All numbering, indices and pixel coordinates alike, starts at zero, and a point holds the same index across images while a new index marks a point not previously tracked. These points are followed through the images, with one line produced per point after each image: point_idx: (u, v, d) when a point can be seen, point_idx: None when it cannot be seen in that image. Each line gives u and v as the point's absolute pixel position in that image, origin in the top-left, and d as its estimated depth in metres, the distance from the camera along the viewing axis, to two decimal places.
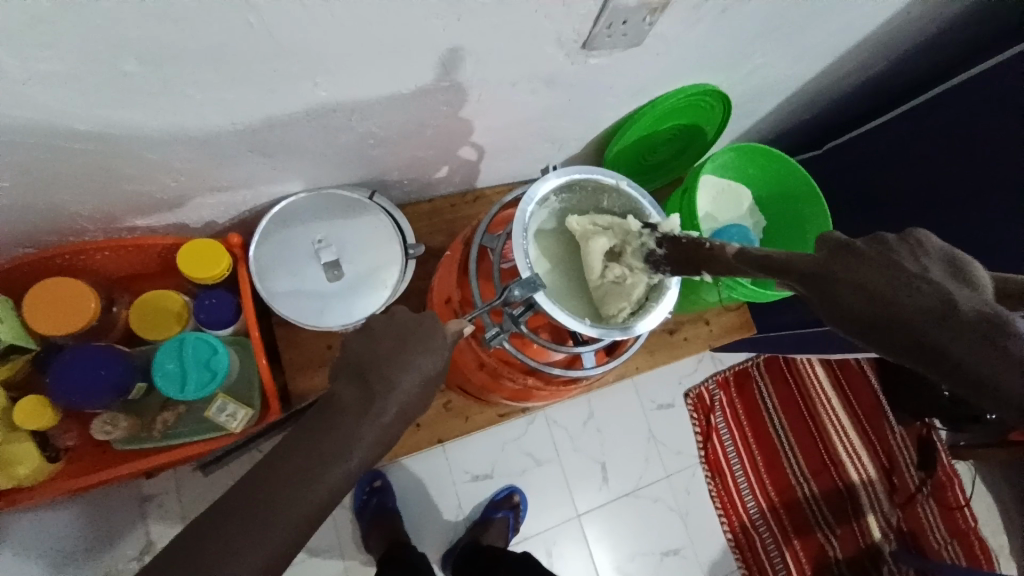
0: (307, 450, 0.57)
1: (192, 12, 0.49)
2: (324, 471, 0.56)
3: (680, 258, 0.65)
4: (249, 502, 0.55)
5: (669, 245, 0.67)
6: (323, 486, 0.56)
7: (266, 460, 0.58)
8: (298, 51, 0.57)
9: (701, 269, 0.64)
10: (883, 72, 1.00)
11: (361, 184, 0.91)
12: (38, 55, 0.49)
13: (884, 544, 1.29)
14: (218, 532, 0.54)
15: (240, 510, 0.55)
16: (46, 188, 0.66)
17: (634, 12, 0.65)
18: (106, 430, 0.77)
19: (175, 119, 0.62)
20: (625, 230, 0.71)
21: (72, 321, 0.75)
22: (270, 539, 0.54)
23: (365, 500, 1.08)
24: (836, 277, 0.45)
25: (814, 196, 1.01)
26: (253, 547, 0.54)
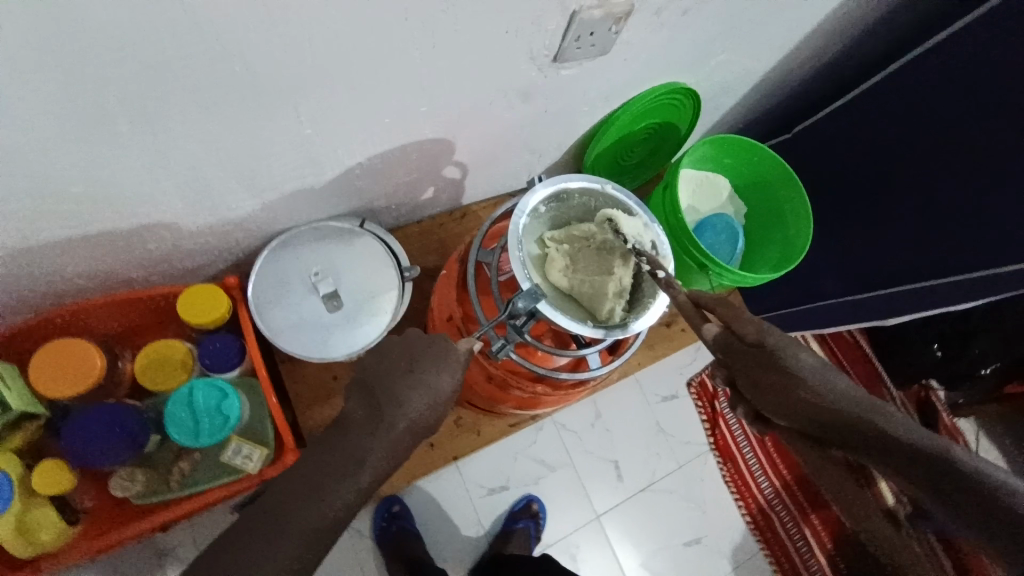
0: (322, 465, 0.57)
1: (178, 65, 0.51)
2: (339, 484, 0.56)
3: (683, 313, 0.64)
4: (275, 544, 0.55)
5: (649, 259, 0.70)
6: (342, 505, 0.57)
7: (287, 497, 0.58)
8: (280, 92, 0.59)
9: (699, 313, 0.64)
10: (841, 53, 1.04)
11: (350, 214, 0.92)
12: (30, 123, 0.50)
13: (900, 510, 1.29)
14: (242, 562, 0.55)
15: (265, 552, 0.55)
16: (43, 252, 0.67)
17: (600, 22, 0.68)
18: (125, 486, 0.77)
19: (166, 171, 0.63)
20: (602, 233, 0.73)
21: (78, 382, 0.75)
22: (293, 557, 0.55)
23: (385, 527, 1.08)
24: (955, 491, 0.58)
25: (788, 177, 1.04)
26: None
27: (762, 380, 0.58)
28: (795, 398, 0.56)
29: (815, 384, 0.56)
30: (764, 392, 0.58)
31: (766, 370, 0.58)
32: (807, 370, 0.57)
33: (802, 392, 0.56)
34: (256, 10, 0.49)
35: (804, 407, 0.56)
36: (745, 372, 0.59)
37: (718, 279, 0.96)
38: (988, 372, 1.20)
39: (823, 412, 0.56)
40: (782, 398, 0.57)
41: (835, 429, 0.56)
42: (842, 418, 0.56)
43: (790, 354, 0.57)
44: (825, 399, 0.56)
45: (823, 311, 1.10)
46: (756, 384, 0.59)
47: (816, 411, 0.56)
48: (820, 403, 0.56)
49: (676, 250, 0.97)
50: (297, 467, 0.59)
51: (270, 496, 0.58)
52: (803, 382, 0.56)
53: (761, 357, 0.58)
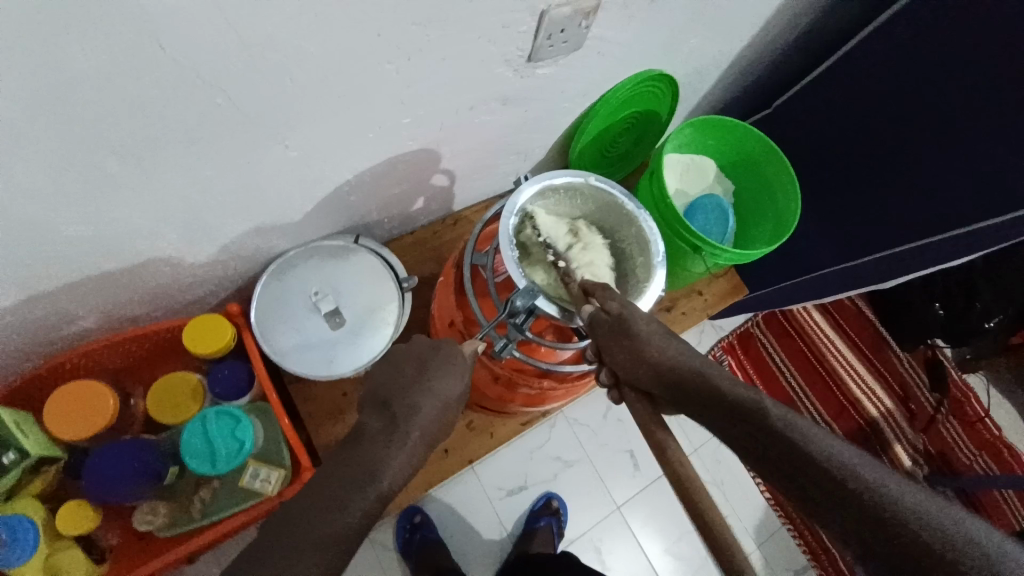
0: (340, 475, 0.57)
1: (160, 103, 0.52)
2: (359, 493, 0.56)
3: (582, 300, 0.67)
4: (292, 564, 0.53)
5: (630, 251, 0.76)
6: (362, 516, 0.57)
7: None
8: (263, 120, 0.60)
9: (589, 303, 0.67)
10: (812, 25, 1.05)
11: (344, 231, 0.94)
12: (21, 173, 0.51)
13: (917, 472, 1.30)
14: None
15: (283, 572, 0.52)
16: (45, 298, 0.68)
17: (570, 19, 0.69)
18: (149, 520, 0.79)
19: (160, 208, 0.64)
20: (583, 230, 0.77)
21: (93, 422, 0.76)
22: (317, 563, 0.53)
23: (409, 537, 1.09)
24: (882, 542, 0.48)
25: (772, 152, 1.04)
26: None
27: (622, 352, 0.61)
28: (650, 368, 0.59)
29: (666, 358, 0.59)
30: (623, 364, 0.61)
31: (623, 344, 0.60)
32: (659, 347, 0.59)
33: (654, 362, 0.59)
34: (232, 41, 0.50)
35: (657, 374, 0.59)
36: (604, 345, 0.62)
37: (713, 259, 0.96)
38: (993, 325, 1.22)
39: (672, 381, 0.58)
40: (640, 369, 0.60)
41: (684, 396, 0.57)
42: (691, 387, 0.57)
43: (641, 328, 0.60)
44: (676, 370, 0.58)
45: (817, 284, 1.09)
46: (617, 359, 0.61)
47: (666, 378, 0.58)
48: (668, 370, 0.58)
49: (669, 234, 0.98)
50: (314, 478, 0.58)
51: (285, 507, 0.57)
52: (655, 355, 0.59)
53: (615, 326, 0.61)
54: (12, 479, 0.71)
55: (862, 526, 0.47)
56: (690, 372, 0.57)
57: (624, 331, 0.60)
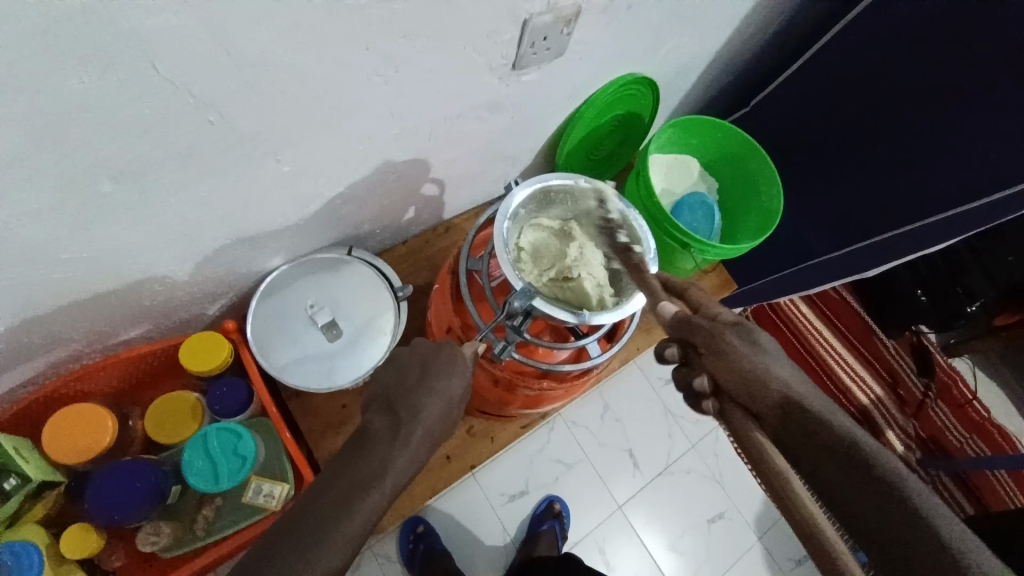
0: (344, 475, 0.58)
1: (154, 123, 0.52)
2: (363, 493, 0.57)
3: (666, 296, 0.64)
4: None
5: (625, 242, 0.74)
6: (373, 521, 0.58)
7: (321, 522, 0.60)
8: (256, 137, 0.61)
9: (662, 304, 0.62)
10: (784, 24, 1.08)
11: (337, 243, 0.94)
12: (18, 196, 0.51)
13: (909, 456, 1.34)
14: None
15: None
16: (42, 322, 0.68)
17: (552, 26, 0.71)
18: (151, 541, 0.78)
19: (156, 227, 0.65)
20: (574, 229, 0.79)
21: (92, 444, 0.76)
22: (325, 560, 0.54)
23: (413, 548, 1.09)
24: None
25: (753, 148, 1.07)
26: None
27: (741, 369, 0.54)
28: (772, 392, 0.53)
29: (791, 388, 0.54)
30: (736, 381, 0.55)
31: (744, 363, 0.54)
32: (781, 374, 0.54)
33: (779, 387, 0.53)
34: (224, 60, 0.51)
35: (778, 400, 0.53)
36: (713, 359, 0.56)
37: (701, 255, 0.99)
38: (976, 308, 1.24)
39: (798, 410, 0.53)
40: (758, 391, 0.54)
41: (804, 428, 0.52)
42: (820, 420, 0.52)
43: (764, 354, 0.55)
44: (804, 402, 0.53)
45: (808, 274, 1.09)
46: (729, 375, 0.55)
47: (789, 407, 0.53)
48: (795, 398, 0.53)
49: (657, 233, 1.00)
50: (321, 481, 0.59)
51: (293, 508, 0.58)
52: (779, 382, 0.54)
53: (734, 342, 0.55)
54: (14, 504, 0.71)
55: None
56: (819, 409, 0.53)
57: (746, 351, 0.55)
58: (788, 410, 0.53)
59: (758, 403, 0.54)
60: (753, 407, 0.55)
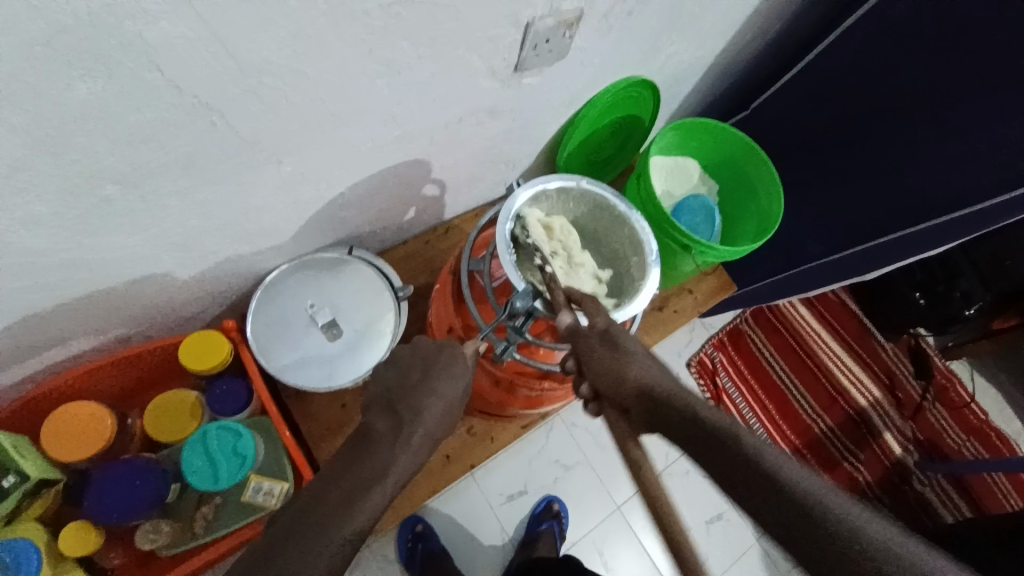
0: (344, 470, 0.59)
1: (158, 127, 0.52)
2: (365, 493, 0.58)
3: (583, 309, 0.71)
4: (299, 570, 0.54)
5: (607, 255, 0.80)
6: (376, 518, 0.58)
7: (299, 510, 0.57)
8: (259, 140, 0.61)
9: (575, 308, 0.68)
10: (785, 29, 1.08)
11: (339, 243, 0.95)
12: (20, 200, 0.51)
13: (907, 459, 1.35)
14: None
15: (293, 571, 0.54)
16: (42, 323, 0.68)
17: (554, 30, 0.71)
18: (151, 539, 0.78)
19: (158, 230, 0.65)
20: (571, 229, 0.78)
21: (92, 442, 0.76)
22: (328, 558, 0.54)
23: (412, 549, 1.08)
24: (786, 517, 0.52)
25: (754, 150, 1.07)
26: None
27: (611, 374, 0.64)
28: (634, 386, 0.63)
29: (653, 378, 0.64)
30: (610, 383, 0.65)
31: (612, 364, 0.64)
32: (642, 365, 0.64)
33: (642, 381, 0.63)
34: (229, 64, 0.51)
35: (638, 390, 0.63)
36: (591, 362, 0.66)
37: (702, 257, 0.99)
38: (974, 313, 1.22)
39: (656, 398, 0.62)
40: (627, 390, 0.64)
41: (661, 414, 0.62)
42: (677, 403, 0.61)
43: (632, 353, 0.65)
44: (660, 391, 0.63)
45: (802, 278, 1.11)
46: (605, 379, 0.65)
47: (649, 396, 0.63)
48: (649, 387, 0.63)
49: (658, 235, 1.00)
50: (323, 481, 0.59)
51: (296, 509, 0.57)
52: (643, 375, 0.63)
53: (602, 345, 0.65)
54: (10, 503, 0.70)
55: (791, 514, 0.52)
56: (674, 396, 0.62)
57: (611, 351, 0.65)
58: (648, 398, 0.63)
59: (618, 392, 0.64)
60: (618, 398, 0.65)
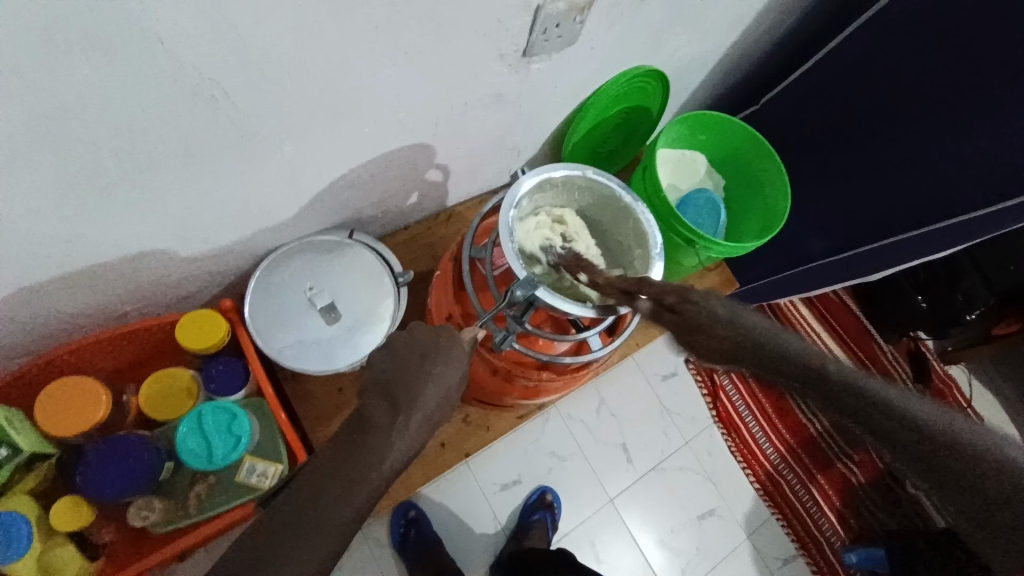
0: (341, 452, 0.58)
1: (158, 100, 0.51)
2: (361, 477, 0.57)
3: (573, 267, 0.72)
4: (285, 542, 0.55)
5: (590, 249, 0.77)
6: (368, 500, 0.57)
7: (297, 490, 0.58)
8: (260, 117, 0.60)
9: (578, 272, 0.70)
10: (799, 23, 1.07)
11: (339, 226, 0.94)
12: (14, 170, 0.50)
13: None
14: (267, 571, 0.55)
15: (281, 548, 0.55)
16: (37, 297, 0.67)
17: (564, 15, 0.70)
18: (143, 516, 0.78)
19: (157, 206, 0.64)
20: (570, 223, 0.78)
21: (86, 418, 0.76)
22: (320, 547, 0.55)
23: (404, 533, 1.09)
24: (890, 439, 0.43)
25: (762, 145, 1.06)
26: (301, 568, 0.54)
27: (694, 324, 0.48)
28: (732, 338, 0.47)
29: (762, 326, 0.47)
30: (699, 341, 0.49)
31: (691, 314, 0.49)
32: (737, 310, 0.48)
33: (743, 330, 0.46)
34: (231, 40, 0.50)
35: (740, 344, 0.46)
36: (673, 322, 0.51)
37: (705, 252, 0.98)
38: (975, 318, 1.22)
39: (766, 344, 0.46)
40: (727, 343, 0.47)
41: (758, 359, 0.46)
42: (788, 348, 0.45)
43: (722, 299, 0.49)
44: (768, 338, 0.46)
45: (802, 278, 1.11)
46: (689, 338, 0.49)
47: (758, 342, 0.46)
48: (747, 334, 0.46)
49: (662, 228, 0.99)
50: (320, 466, 0.59)
51: (292, 491, 0.58)
52: (745, 323, 0.47)
53: (672, 304, 0.51)
54: (4, 475, 0.71)
55: (897, 435, 0.42)
56: (785, 340, 0.46)
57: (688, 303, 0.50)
58: (751, 346, 0.46)
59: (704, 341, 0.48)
60: (706, 348, 0.48)
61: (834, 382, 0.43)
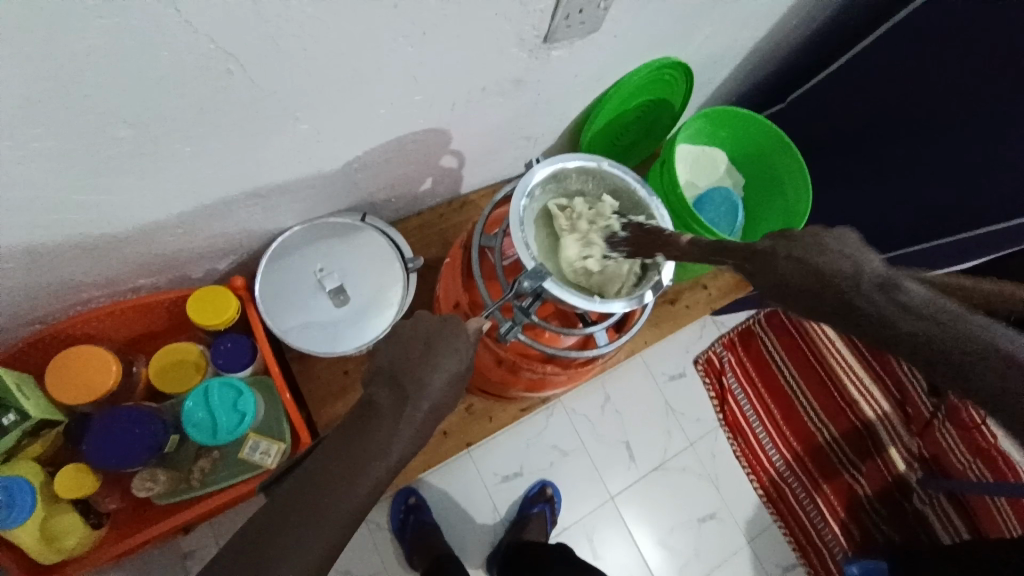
0: (348, 443, 0.58)
1: (172, 69, 0.51)
2: (366, 466, 0.57)
3: (639, 244, 0.70)
4: (284, 523, 0.55)
5: (632, 230, 0.73)
6: (368, 484, 0.57)
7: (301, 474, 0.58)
8: (275, 92, 0.60)
9: (656, 253, 0.68)
10: (830, 20, 1.04)
11: (352, 209, 0.93)
12: (30, 133, 0.51)
13: (910, 475, 1.31)
14: (264, 550, 0.55)
15: (281, 529, 0.55)
16: (50, 264, 0.68)
17: (588, 1, 0.68)
18: (148, 486, 0.79)
19: (169, 177, 0.64)
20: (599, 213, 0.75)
21: (95, 389, 0.77)
22: (325, 538, 0.55)
23: (404, 519, 1.10)
24: (951, 368, 0.37)
25: (785, 145, 1.03)
26: (301, 551, 0.55)
27: (784, 270, 0.46)
28: (819, 280, 0.43)
29: (866, 263, 0.42)
30: (782, 288, 0.46)
31: (781, 257, 0.46)
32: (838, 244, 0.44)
33: (835, 267, 0.42)
34: (248, 11, 0.49)
35: (804, 273, 0.44)
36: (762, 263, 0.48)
37: None
38: None
39: (861, 287, 0.41)
40: (812, 289, 0.43)
41: (813, 285, 0.43)
42: (889, 289, 0.40)
43: (821, 237, 0.45)
44: (864, 277, 0.41)
45: None
46: (774, 284, 0.46)
47: (854, 283, 0.41)
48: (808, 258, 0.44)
49: (677, 226, 0.97)
50: (324, 453, 0.58)
51: (299, 478, 0.58)
52: (849, 260, 0.42)
53: (766, 246, 0.48)
54: (10, 440, 0.72)
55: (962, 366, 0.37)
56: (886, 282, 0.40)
57: (784, 242, 0.47)
58: (838, 291, 0.42)
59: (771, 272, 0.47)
60: (768, 279, 0.47)
61: (927, 336, 0.38)
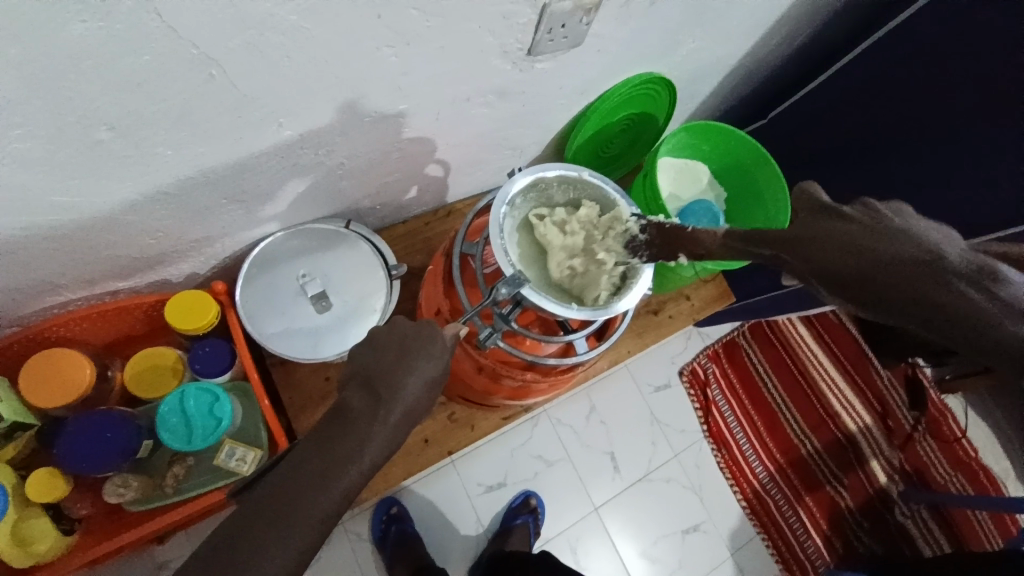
0: (322, 447, 0.58)
1: (152, 74, 0.51)
2: (341, 469, 0.57)
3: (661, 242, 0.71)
4: (253, 524, 0.55)
5: (652, 230, 0.73)
6: (343, 488, 0.56)
7: (273, 478, 0.57)
8: (259, 98, 0.60)
9: (677, 253, 0.71)
10: (810, 39, 1.06)
11: (336, 216, 0.94)
12: (10, 135, 0.51)
13: (891, 487, 1.33)
14: (233, 555, 0.54)
15: (248, 531, 0.54)
16: (27, 266, 0.67)
17: (570, 15, 0.70)
18: (119, 493, 0.78)
19: (150, 181, 0.64)
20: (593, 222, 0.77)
21: (69, 392, 0.76)
22: (296, 542, 0.54)
23: (385, 530, 1.08)
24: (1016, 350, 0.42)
25: (764, 159, 1.05)
26: (271, 556, 0.54)
27: (850, 250, 0.48)
28: (894, 261, 0.46)
29: (944, 248, 0.45)
30: (848, 269, 0.48)
31: (847, 236, 0.49)
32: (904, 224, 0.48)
33: (911, 254, 0.45)
34: (230, 14, 0.49)
35: (883, 261, 0.46)
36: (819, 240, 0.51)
37: (701, 264, 0.97)
38: None
39: (940, 268, 0.44)
40: (889, 268, 0.46)
41: (887, 273, 0.46)
42: (976, 274, 0.43)
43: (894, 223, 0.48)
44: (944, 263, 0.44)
45: None
46: (839, 262, 0.49)
47: (929, 265, 0.45)
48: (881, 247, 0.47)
49: None
50: (298, 457, 0.58)
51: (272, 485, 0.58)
52: (926, 245, 0.46)
53: (826, 229, 0.51)
54: None
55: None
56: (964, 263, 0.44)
57: (844, 221, 0.50)
58: (919, 271, 0.45)
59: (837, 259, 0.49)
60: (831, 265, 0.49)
61: (1001, 316, 0.42)
